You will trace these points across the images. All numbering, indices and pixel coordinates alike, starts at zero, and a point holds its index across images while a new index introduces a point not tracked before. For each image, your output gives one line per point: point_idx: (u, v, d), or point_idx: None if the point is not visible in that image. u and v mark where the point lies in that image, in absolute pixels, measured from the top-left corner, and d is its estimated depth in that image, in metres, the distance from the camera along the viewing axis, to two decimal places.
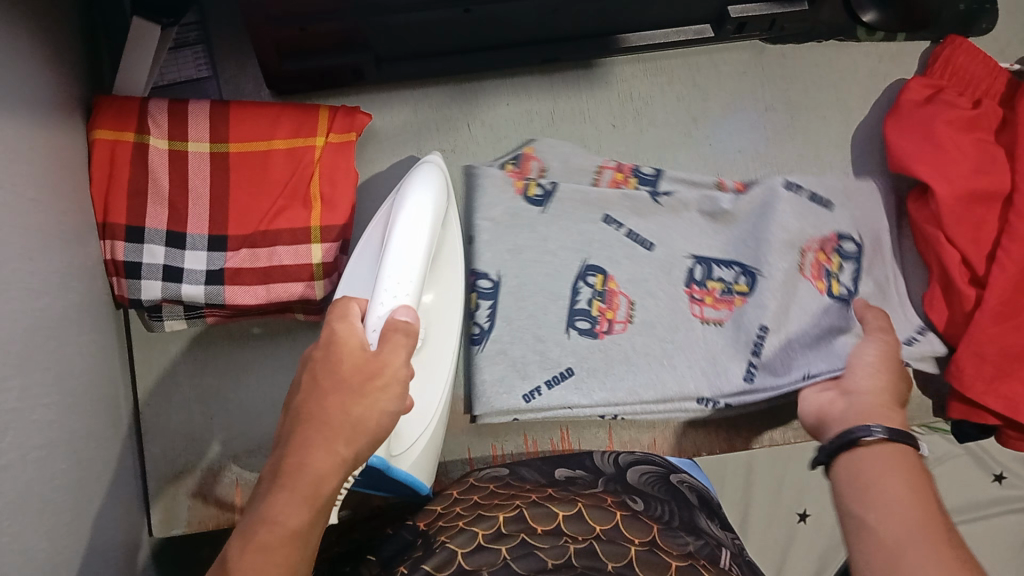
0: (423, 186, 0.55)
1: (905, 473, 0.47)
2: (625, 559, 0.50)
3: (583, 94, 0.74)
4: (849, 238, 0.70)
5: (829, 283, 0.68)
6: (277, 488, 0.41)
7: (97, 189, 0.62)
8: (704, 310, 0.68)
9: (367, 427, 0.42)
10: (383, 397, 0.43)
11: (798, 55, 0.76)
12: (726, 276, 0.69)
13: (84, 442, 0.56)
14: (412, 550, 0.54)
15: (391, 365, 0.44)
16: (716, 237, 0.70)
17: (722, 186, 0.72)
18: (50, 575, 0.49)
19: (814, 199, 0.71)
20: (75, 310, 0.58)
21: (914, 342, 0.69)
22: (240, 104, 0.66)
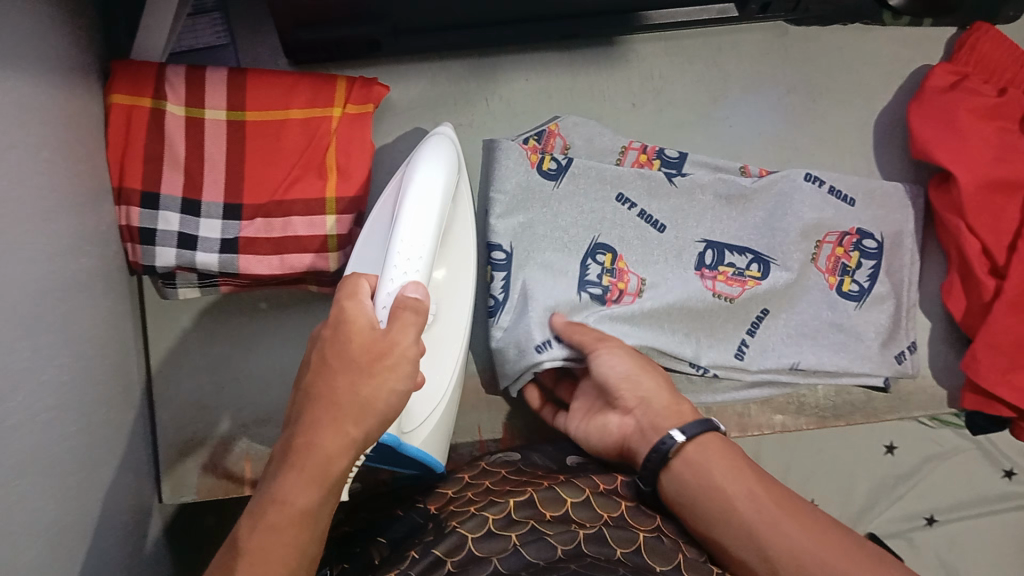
0: (434, 159, 0.54)
1: (729, 459, 0.54)
2: (634, 545, 0.50)
3: (603, 71, 0.73)
4: (870, 236, 0.71)
5: (842, 279, 0.70)
6: (288, 467, 0.41)
7: (113, 153, 0.62)
8: (716, 285, 0.68)
9: (375, 408, 0.42)
10: (391, 377, 0.43)
11: (823, 37, 0.75)
12: (740, 262, 0.69)
13: (94, 407, 0.56)
14: (423, 533, 0.52)
15: (400, 344, 0.44)
16: (721, 224, 0.69)
17: (746, 172, 0.71)
18: (59, 536, 0.49)
19: (834, 193, 0.71)
20: (88, 275, 0.58)
21: (902, 359, 0.69)
22: (257, 73, 0.66)
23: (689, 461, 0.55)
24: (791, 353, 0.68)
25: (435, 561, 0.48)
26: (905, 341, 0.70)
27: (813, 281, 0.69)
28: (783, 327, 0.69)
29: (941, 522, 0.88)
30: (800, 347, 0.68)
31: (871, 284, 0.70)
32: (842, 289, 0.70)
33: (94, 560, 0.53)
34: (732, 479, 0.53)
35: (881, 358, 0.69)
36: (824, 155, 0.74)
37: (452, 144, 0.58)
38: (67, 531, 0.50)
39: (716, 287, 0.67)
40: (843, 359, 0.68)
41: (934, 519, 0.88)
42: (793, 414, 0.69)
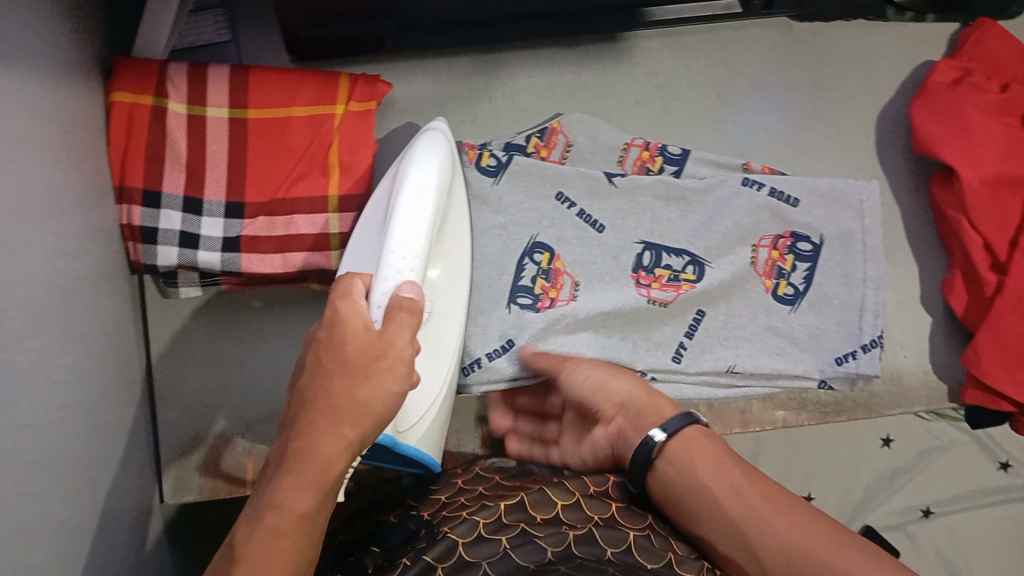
0: (428, 156, 0.54)
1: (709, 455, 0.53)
2: (625, 545, 0.49)
3: (608, 68, 0.73)
4: (806, 237, 0.70)
5: (777, 282, 0.69)
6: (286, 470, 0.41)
7: (115, 151, 0.61)
8: (651, 292, 0.67)
9: (373, 410, 0.42)
10: (387, 378, 0.43)
11: (828, 33, 0.75)
12: (673, 264, 0.68)
13: (100, 404, 0.56)
14: (417, 540, 0.52)
15: (396, 345, 0.43)
16: (691, 223, 0.69)
17: (749, 169, 0.71)
18: (66, 536, 0.49)
19: (775, 194, 0.70)
20: (93, 274, 0.57)
21: (845, 361, 0.68)
22: (260, 70, 0.65)
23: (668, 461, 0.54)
24: (730, 354, 0.67)
25: (425, 568, 0.48)
26: (867, 338, 0.69)
27: (753, 286, 0.69)
28: (725, 331, 0.68)
29: (938, 514, 0.88)
30: (736, 348, 0.67)
31: (807, 286, 0.69)
32: (777, 293, 0.69)
33: (100, 556, 0.53)
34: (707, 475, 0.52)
35: (814, 359, 0.68)
36: (827, 152, 0.74)
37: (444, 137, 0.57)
38: (72, 530, 0.50)
39: (651, 292, 0.67)
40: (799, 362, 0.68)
41: (931, 511, 0.88)
42: (795, 411, 0.69)
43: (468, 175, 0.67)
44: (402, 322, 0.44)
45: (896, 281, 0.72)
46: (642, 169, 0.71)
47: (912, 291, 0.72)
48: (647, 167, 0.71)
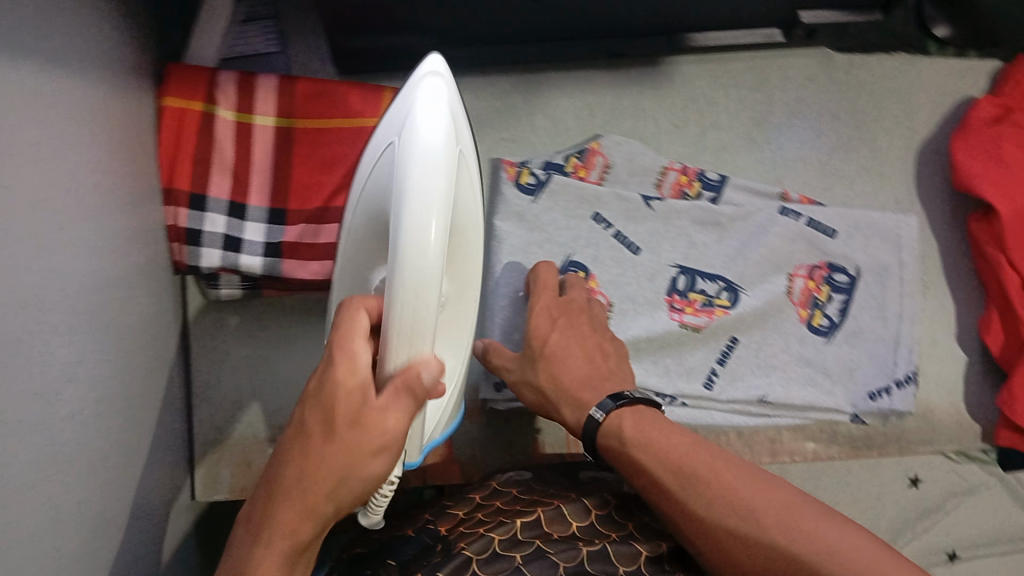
0: (429, 127, 0.38)
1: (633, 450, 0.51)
2: (636, 565, 0.50)
3: (647, 91, 0.74)
4: (843, 269, 0.70)
5: (813, 313, 0.69)
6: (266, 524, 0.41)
7: (164, 153, 0.63)
8: (684, 317, 0.67)
9: (350, 490, 0.41)
10: (370, 462, 0.40)
11: (871, 64, 0.75)
12: (708, 289, 0.68)
13: (138, 401, 0.57)
14: (432, 554, 0.51)
15: (388, 429, 0.40)
16: (725, 250, 0.69)
17: (788, 199, 0.71)
18: (98, 527, 0.50)
19: (814, 225, 0.70)
20: (137, 273, 0.59)
21: (877, 397, 0.68)
22: (306, 81, 0.67)
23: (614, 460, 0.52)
24: (760, 383, 0.67)
25: None
26: (901, 374, 0.69)
27: (788, 314, 0.69)
28: (755, 359, 0.67)
29: None
30: (764, 377, 0.67)
31: (843, 318, 0.69)
32: (812, 323, 0.69)
33: (128, 550, 0.54)
34: (642, 475, 0.50)
35: (846, 393, 0.68)
36: (866, 183, 0.73)
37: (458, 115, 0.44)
38: (103, 523, 0.51)
39: (685, 316, 0.67)
40: (830, 396, 0.68)
41: None
42: (824, 442, 0.69)
43: (507, 195, 0.68)
44: (401, 407, 0.39)
45: (931, 317, 0.72)
46: (682, 193, 0.71)
47: (944, 328, 0.72)
48: (685, 192, 0.71)
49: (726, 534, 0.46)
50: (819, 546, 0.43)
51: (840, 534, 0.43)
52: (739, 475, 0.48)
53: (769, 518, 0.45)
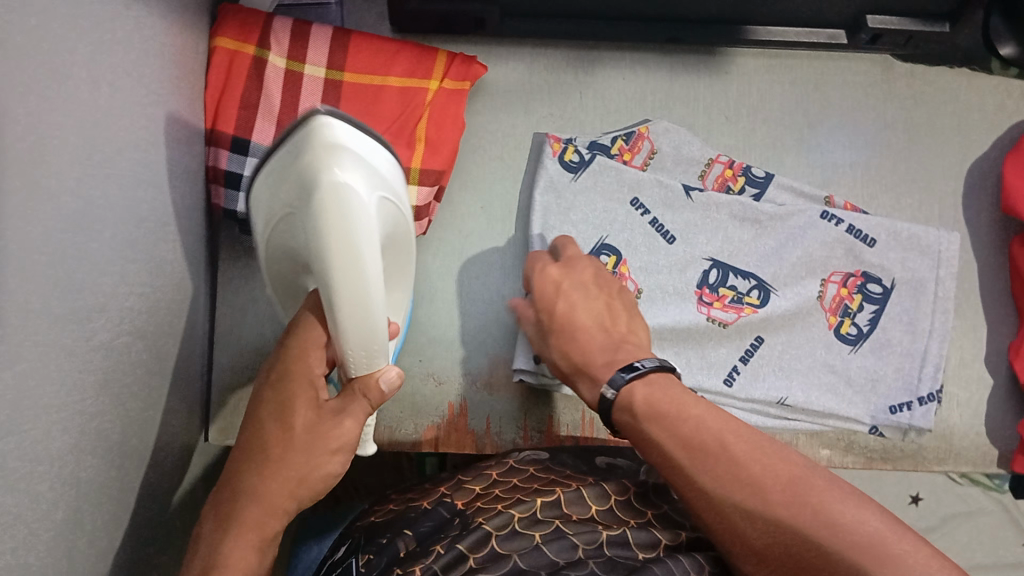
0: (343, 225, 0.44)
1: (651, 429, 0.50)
2: (655, 552, 0.50)
3: (701, 81, 0.73)
4: (877, 280, 0.69)
5: (842, 320, 0.68)
6: (226, 531, 0.47)
7: (211, 93, 0.63)
8: (712, 312, 0.67)
9: (310, 484, 0.49)
10: (329, 461, 0.49)
11: (929, 77, 0.74)
12: (739, 287, 0.67)
13: (163, 336, 0.57)
14: (449, 528, 0.53)
15: (345, 428, 0.49)
16: (759, 250, 0.68)
17: (832, 204, 0.70)
18: (115, 458, 0.50)
19: (853, 232, 0.69)
20: (177, 210, 0.59)
21: (898, 412, 0.66)
22: (361, 37, 0.67)
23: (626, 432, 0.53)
24: (782, 387, 0.66)
25: (459, 556, 0.48)
26: (925, 391, 0.67)
27: (816, 320, 0.68)
28: (779, 363, 0.67)
29: None
30: (784, 379, 0.66)
31: (871, 328, 0.68)
32: (839, 331, 0.68)
33: (141, 482, 0.55)
34: (652, 445, 0.50)
35: (866, 404, 0.66)
36: (915, 196, 0.72)
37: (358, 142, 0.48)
38: (121, 455, 0.51)
39: (712, 310, 0.67)
40: (851, 406, 0.66)
41: None
42: (841, 453, 0.66)
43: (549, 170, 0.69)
44: (355, 410, 0.50)
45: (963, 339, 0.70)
46: (725, 185, 0.70)
47: (976, 349, 0.69)
48: (729, 186, 0.70)
49: (730, 504, 0.46)
50: (826, 519, 0.42)
51: (851, 507, 0.43)
52: (751, 448, 0.47)
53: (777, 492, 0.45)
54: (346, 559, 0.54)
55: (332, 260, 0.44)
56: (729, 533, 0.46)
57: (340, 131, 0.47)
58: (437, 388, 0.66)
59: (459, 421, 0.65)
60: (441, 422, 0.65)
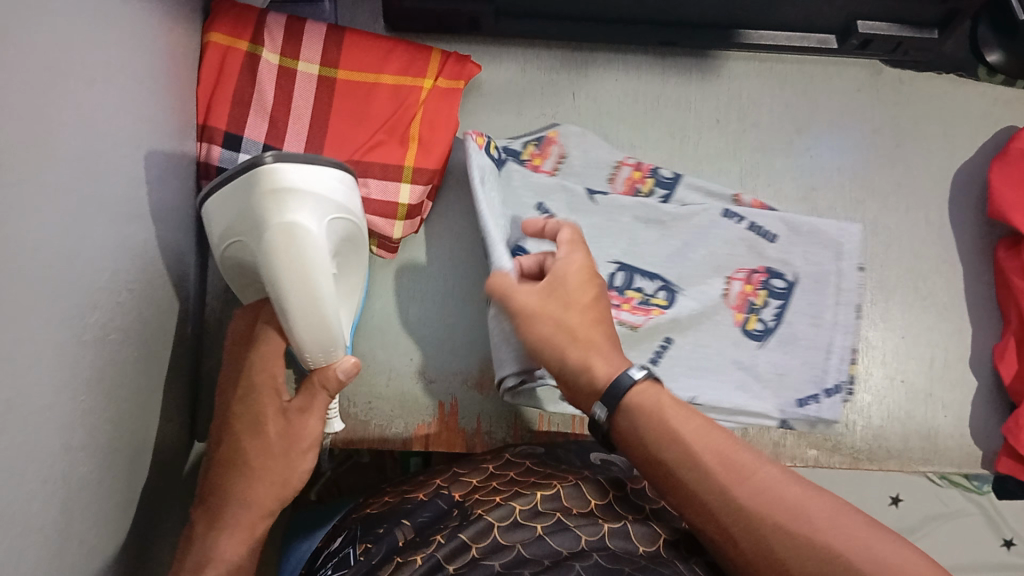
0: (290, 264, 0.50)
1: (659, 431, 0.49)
2: (657, 545, 0.51)
3: (692, 84, 0.74)
4: (780, 275, 0.67)
5: (747, 317, 0.67)
6: (217, 532, 0.52)
7: (203, 88, 0.63)
8: (620, 314, 0.65)
9: (290, 484, 0.55)
10: (301, 460, 0.55)
11: (917, 83, 0.75)
12: (645, 288, 0.66)
13: (155, 332, 0.57)
14: (449, 518, 0.53)
15: (309, 429, 0.55)
16: (665, 253, 0.67)
17: (738, 202, 0.69)
18: (106, 453, 0.50)
19: (754, 228, 0.68)
20: (168, 205, 0.59)
21: (807, 405, 0.65)
22: (355, 34, 0.67)
23: (620, 430, 0.51)
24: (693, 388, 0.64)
25: (460, 546, 0.50)
26: (831, 382, 0.65)
27: (721, 319, 0.66)
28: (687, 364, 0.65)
29: None
30: (692, 379, 0.65)
31: (777, 324, 0.66)
32: (746, 328, 0.66)
33: (132, 479, 0.54)
34: (648, 436, 0.49)
35: (775, 399, 0.65)
36: (901, 201, 0.72)
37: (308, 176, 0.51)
38: (111, 451, 0.51)
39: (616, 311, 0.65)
40: (761, 403, 0.65)
41: None
42: (828, 451, 0.67)
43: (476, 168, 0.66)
44: (317, 405, 0.55)
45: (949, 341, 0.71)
46: (634, 187, 0.70)
47: (961, 351, 0.70)
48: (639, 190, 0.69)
49: (740, 495, 0.45)
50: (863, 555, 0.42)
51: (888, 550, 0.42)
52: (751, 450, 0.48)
53: (786, 487, 0.45)
54: (342, 549, 0.55)
55: (289, 292, 0.50)
56: (733, 528, 0.45)
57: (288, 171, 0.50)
58: (427, 387, 0.66)
59: (450, 420, 0.65)
60: (431, 421, 0.65)
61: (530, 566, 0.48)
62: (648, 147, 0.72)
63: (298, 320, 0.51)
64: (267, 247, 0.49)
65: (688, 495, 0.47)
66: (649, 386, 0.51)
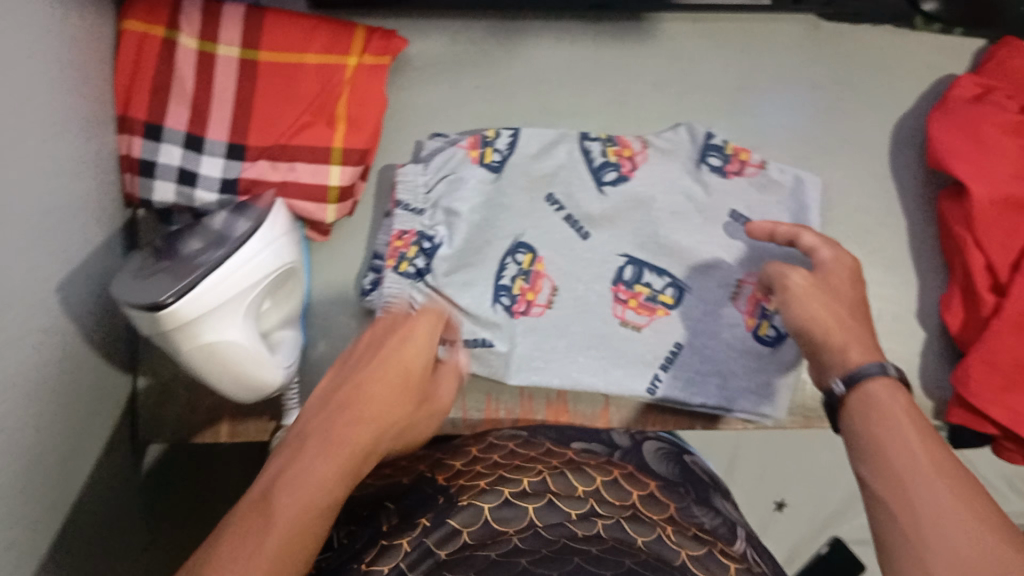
0: (220, 372, 0.54)
1: (905, 411, 0.48)
2: (654, 535, 0.49)
3: (629, 49, 0.72)
4: (661, 274, 0.67)
5: (636, 300, 0.66)
6: (314, 440, 0.43)
7: (121, 76, 0.60)
8: (529, 309, 0.65)
9: (404, 386, 0.49)
10: (404, 355, 0.50)
11: (855, 37, 0.73)
12: (515, 270, 0.65)
13: (82, 331, 0.55)
14: (434, 501, 0.52)
15: (412, 352, 0.50)
16: (430, 189, 0.67)
17: (625, 168, 0.68)
18: (31, 458, 0.49)
19: (600, 169, 0.68)
20: (87, 200, 0.57)
21: (657, 387, 0.65)
22: (276, 12, 0.63)
23: (851, 408, 0.50)
24: (548, 363, 0.64)
25: (452, 531, 0.49)
26: (663, 357, 0.65)
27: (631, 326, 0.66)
28: (568, 351, 0.65)
29: None
30: (546, 347, 0.65)
31: (668, 290, 0.67)
32: (636, 310, 0.66)
33: (65, 482, 0.53)
34: (895, 412, 0.48)
35: (630, 375, 0.65)
36: (843, 155, 0.72)
37: (204, 297, 0.50)
38: (38, 458, 0.49)
39: (499, 295, 0.65)
40: (616, 380, 0.64)
41: None
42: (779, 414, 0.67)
43: None
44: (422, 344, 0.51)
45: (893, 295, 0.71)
46: (632, 165, 0.68)
47: (909, 303, 0.70)
48: (480, 162, 0.67)
49: (944, 484, 0.42)
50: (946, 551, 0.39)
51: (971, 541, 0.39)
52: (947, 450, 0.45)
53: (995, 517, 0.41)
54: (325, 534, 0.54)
55: (221, 385, 0.55)
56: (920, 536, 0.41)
57: (186, 308, 0.49)
58: None
59: None
60: None
61: (528, 555, 0.46)
62: (587, 115, 0.71)
63: (232, 394, 0.56)
64: (197, 363, 0.53)
65: (888, 467, 0.45)
66: (891, 381, 0.50)
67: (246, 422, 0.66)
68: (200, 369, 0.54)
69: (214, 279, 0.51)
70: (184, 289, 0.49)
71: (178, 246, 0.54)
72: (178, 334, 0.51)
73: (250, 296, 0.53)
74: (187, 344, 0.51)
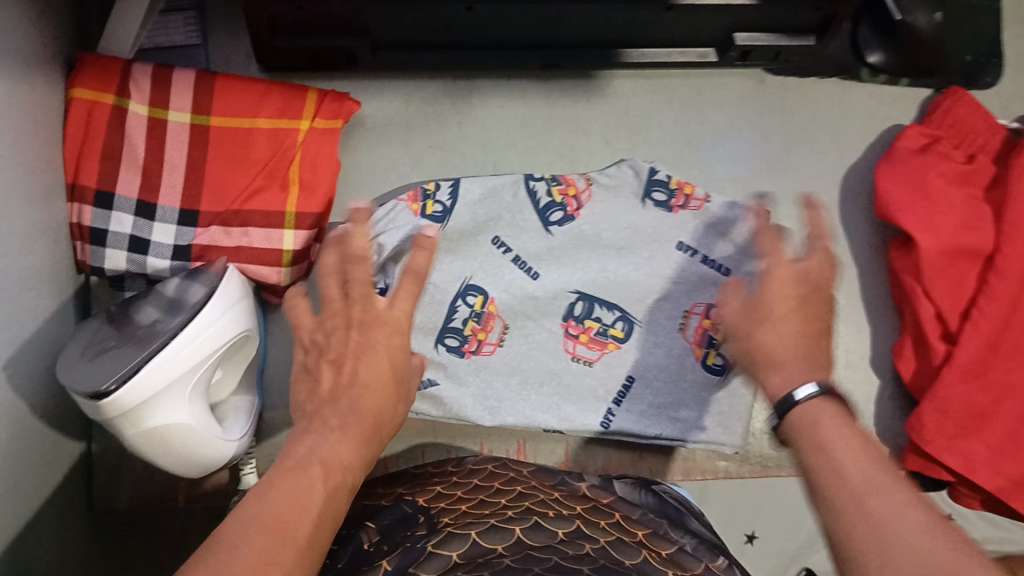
0: (167, 452, 0.54)
1: None
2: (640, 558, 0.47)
3: (580, 105, 0.72)
4: (612, 309, 0.68)
5: (587, 335, 0.67)
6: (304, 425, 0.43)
7: (70, 145, 0.60)
8: (481, 348, 0.66)
9: None
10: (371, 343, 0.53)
11: (803, 88, 0.74)
12: (467, 312, 0.67)
13: (32, 407, 0.55)
14: (415, 526, 0.52)
15: None
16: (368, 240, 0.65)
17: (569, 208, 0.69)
18: None
19: (545, 211, 0.69)
20: (37, 273, 0.57)
21: (610, 420, 0.66)
22: (227, 77, 0.64)
23: None
24: (501, 402, 0.65)
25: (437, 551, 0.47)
26: (614, 392, 0.66)
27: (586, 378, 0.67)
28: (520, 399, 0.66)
29: None
30: (496, 385, 0.66)
31: (619, 323, 0.67)
32: (588, 345, 0.67)
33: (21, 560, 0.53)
34: None
35: (586, 412, 0.66)
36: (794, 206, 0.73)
37: (149, 379, 0.50)
38: None
39: (447, 337, 0.66)
40: (576, 418, 0.66)
41: None
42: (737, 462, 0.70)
43: None
44: None
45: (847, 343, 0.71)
46: (577, 204, 0.69)
47: (861, 351, 0.71)
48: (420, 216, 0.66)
49: None
50: None
51: None
52: None
53: None
54: None
55: (168, 464, 0.55)
56: None
57: (130, 394, 0.49)
58: None
59: None
60: None
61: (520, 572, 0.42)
62: (540, 170, 0.71)
63: (181, 471, 0.56)
64: (143, 444, 0.53)
65: None
66: None
67: (202, 487, 0.66)
68: (146, 450, 0.53)
69: (160, 359, 0.50)
70: (126, 376, 0.49)
71: (130, 314, 0.54)
72: (123, 418, 0.51)
73: (198, 372, 0.53)
74: (131, 427, 0.51)
